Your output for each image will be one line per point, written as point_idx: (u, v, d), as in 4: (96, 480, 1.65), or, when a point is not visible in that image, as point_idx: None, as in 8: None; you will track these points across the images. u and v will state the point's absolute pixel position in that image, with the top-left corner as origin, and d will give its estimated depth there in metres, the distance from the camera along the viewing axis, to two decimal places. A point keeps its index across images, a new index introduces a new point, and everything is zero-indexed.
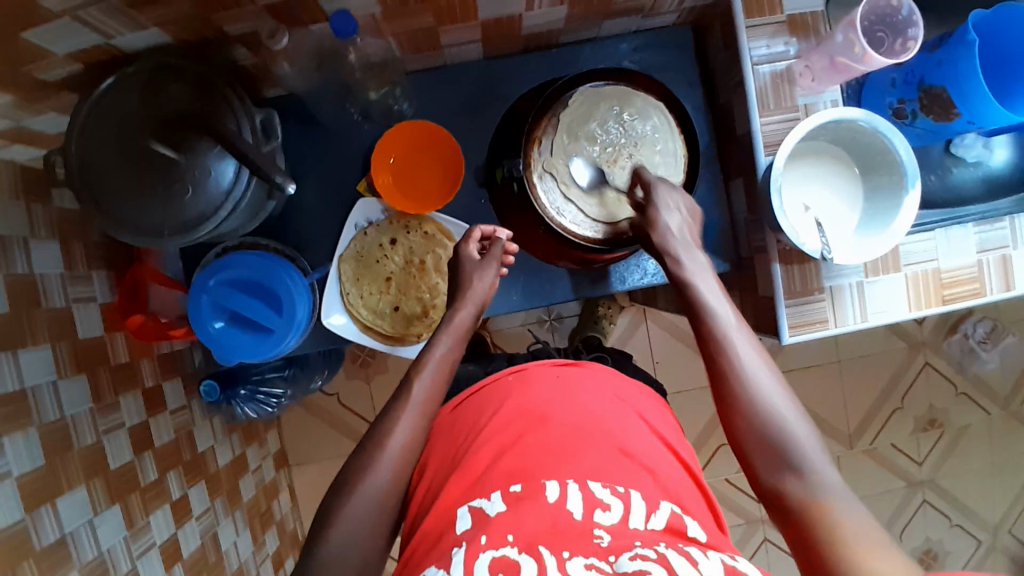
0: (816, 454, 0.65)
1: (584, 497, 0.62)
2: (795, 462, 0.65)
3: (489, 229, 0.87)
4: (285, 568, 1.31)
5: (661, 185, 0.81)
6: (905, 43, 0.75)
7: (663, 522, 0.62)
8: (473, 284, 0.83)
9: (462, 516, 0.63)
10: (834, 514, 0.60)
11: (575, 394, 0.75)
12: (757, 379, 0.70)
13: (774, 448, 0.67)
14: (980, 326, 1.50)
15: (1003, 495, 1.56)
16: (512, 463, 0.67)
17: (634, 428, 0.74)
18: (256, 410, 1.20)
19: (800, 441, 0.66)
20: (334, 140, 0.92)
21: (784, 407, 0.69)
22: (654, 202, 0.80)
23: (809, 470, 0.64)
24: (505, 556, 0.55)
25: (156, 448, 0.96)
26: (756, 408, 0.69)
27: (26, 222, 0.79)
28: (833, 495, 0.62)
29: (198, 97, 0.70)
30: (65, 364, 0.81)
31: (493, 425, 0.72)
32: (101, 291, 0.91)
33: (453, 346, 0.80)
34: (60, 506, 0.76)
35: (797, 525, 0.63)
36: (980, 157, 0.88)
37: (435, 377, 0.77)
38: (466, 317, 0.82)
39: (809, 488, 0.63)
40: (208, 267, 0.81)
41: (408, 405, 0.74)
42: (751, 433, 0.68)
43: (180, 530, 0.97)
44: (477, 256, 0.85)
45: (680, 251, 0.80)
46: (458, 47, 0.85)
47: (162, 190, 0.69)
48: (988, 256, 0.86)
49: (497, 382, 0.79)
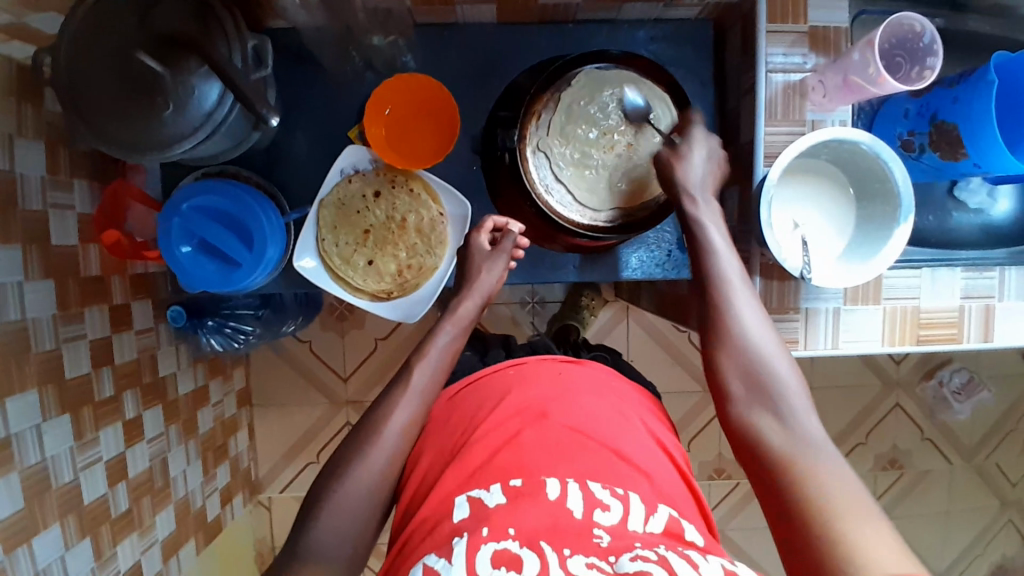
0: (801, 407, 0.66)
1: (585, 496, 0.62)
2: (776, 406, 0.66)
3: (501, 220, 0.88)
4: (231, 505, 1.32)
5: (699, 130, 0.81)
6: (922, 71, 0.73)
7: (662, 525, 0.62)
8: (480, 276, 0.84)
9: (461, 504, 0.63)
10: (812, 461, 0.61)
11: (574, 393, 0.74)
12: (754, 325, 0.71)
13: (761, 392, 0.67)
14: (957, 376, 1.50)
15: (951, 546, 1.56)
16: (510, 456, 0.66)
17: (635, 434, 0.72)
18: (223, 343, 1.19)
19: (789, 391, 0.67)
20: (334, 83, 0.90)
21: (775, 355, 0.69)
22: (690, 139, 0.80)
23: (789, 415, 0.65)
24: (506, 551, 0.56)
25: (116, 364, 0.95)
26: (744, 348, 0.69)
27: (14, 119, 0.77)
28: (815, 444, 0.63)
29: (191, 13, 0.68)
30: (33, 267, 0.80)
31: (489, 419, 0.70)
32: (81, 202, 0.89)
33: (455, 336, 0.81)
34: (8, 407, 0.76)
35: (769, 469, 0.63)
36: (981, 204, 0.88)
37: (437, 367, 0.78)
38: (470, 308, 0.83)
39: (790, 433, 0.64)
40: (184, 190, 0.79)
41: (407, 392, 0.75)
42: (737, 370, 0.69)
43: (129, 450, 0.97)
44: (487, 248, 0.86)
45: (696, 192, 0.78)
46: (472, 6, 0.83)
47: (143, 106, 0.67)
48: (971, 303, 0.85)
49: (496, 374, 0.78)
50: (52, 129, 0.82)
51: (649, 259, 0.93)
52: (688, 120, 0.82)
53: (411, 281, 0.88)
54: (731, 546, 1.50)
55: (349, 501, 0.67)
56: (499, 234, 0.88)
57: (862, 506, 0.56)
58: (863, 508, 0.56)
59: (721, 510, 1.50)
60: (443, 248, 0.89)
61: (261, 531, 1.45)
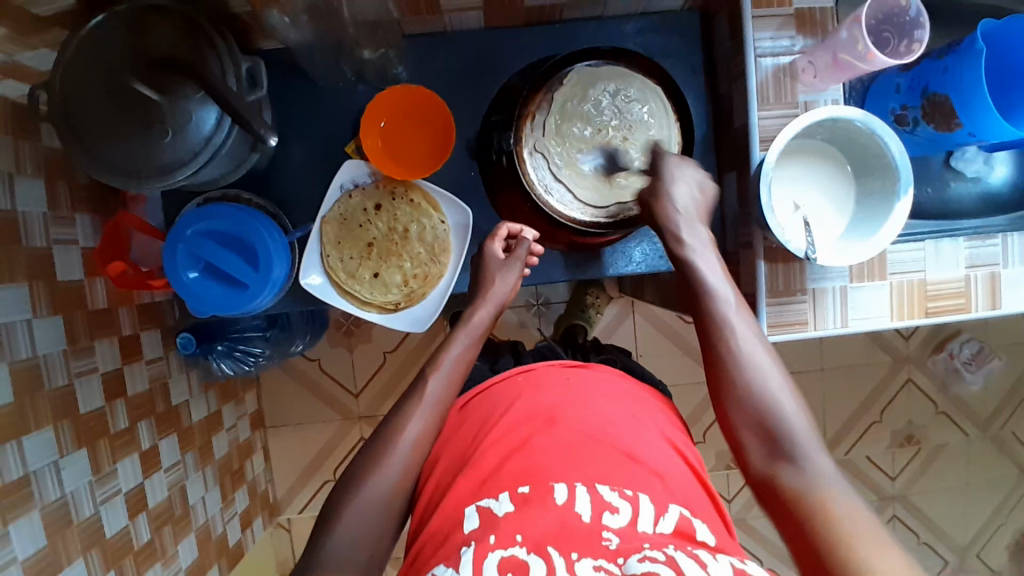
0: (815, 448, 0.66)
1: (593, 499, 0.62)
2: (791, 450, 0.66)
3: (517, 227, 0.88)
4: (251, 528, 1.32)
5: (673, 160, 0.80)
6: (911, 45, 0.74)
7: (672, 526, 0.62)
8: (495, 285, 0.85)
9: (471, 514, 0.63)
10: (832, 501, 0.61)
11: (586, 397, 0.74)
12: (760, 366, 0.70)
13: (772, 436, 0.67)
14: (967, 347, 1.50)
15: (974, 518, 1.56)
16: (520, 462, 0.66)
17: (647, 435, 0.72)
18: (234, 367, 1.19)
19: (801, 434, 0.66)
20: (328, 99, 0.91)
21: (782, 390, 0.69)
22: (672, 176, 0.79)
23: (806, 459, 0.65)
24: (514, 556, 0.57)
25: (128, 396, 0.96)
26: (753, 391, 0.69)
27: (13, 157, 0.77)
28: (834, 486, 0.62)
29: (183, 40, 0.68)
30: (41, 304, 0.80)
31: (499, 426, 0.71)
32: (84, 234, 0.89)
33: (469, 345, 0.81)
34: (26, 444, 0.76)
35: (786, 508, 0.63)
36: (979, 172, 0.88)
37: (451, 375, 0.78)
38: (484, 316, 0.83)
39: (807, 475, 0.64)
40: (186, 216, 0.79)
41: (420, 405, 0.75)
42: (746, 412, 0.69)
43: (147, 480, 0.97)
44: (501, 255, 0.87)
45: (682, 228, 0.77)
46: (459, 13, 0.84)
47: (142, 132, 0.67)
48: (977, 272, 0.85)
49: (507, 381, 0.78)
50: (51, 164, 0.83)
51: (653, 251, 0.93)
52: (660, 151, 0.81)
53: (418, 290, 0.88)
54: (754, 534, 1.50)
55: (371, 514, 0.67)
56: (512, 241, 0.89)
57: (885, 544, 0.56)
58: (886, 548, 0.56)
59: (741, 498, 1.49)
60: (446, 254, 0.89)
61: (284, 552, 1.45)
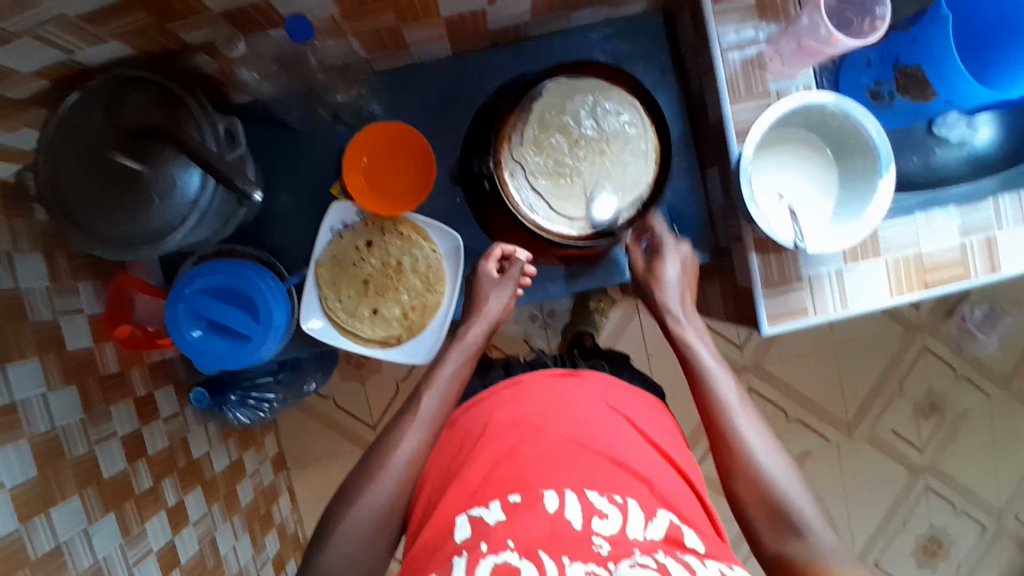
0: (816, 518, 0.68)
1: (582, 505, 0.64)
2: (796, 524, 0.68)
3: (510, 248, 0.89)
4: (286, 570, 1.31)
5: (669, 238, 0.89)
6: (873, 22, 0.75)
7: (661, 531, 0.63)
8: (488, 303, 0.86)
9: (462, 523, 0.65)
10: (838, 572, 0.63)
11: (568, 404, 0.76)
12: (756, 441, 0.74)
13: (774, 508, 0.70)
14: (977, 309, 1.49)
15: (1007, 479, 1.54)
16: (508, 472, 0.68)
17: (631, 439, 0.74)
18: (250, 415, 1.21)
19: (800, 504, 0.69)
20: (311, 146, 0.93)
21: (787, 477, 0.72)
22: (665, 254, 0.88)
23: (809, 531, 0.67)
24: (506, 563, 0.58)
25: (150, 454, 0.97)
26: (750, 464, 0.72)
27: (9, 238, 0.78)
28: (838, 561, 0.65)
29: (160, 108, 0.70)
30: (53, 375, 0.81)
31: (488, 436, 0.73)
32: (89, 302, 0.91)
33: (462, 362, 0.82)
34: (53, 515, 0.77)
35: None
36: (963, 136, 0.87)
37: (447, 393, 0.79)
38: (478, 332, 0.85)
39: (813, 550, 0.66)
40: (183, 277, 0.81)
41: (415, 420, 0.76)
42: (750, 491, 0.71)
43: (177, 536, 0.97)
44: (496, 274, 0.88)
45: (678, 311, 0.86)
46: (424, 44, 0.85)
47: (129, 199, 0.69)
48: (972, 239, 0.84)
49: (494, 396, 0.80)
50: (48, 240, 0.84)
51: None
52: (653, 225, 0.89)
53: (417, 321, 0.89)
54: None
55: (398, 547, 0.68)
56: (507, 262, 0.89)
57: None
58: None
59: None
60: (441, 283, 0.90)
61: None
